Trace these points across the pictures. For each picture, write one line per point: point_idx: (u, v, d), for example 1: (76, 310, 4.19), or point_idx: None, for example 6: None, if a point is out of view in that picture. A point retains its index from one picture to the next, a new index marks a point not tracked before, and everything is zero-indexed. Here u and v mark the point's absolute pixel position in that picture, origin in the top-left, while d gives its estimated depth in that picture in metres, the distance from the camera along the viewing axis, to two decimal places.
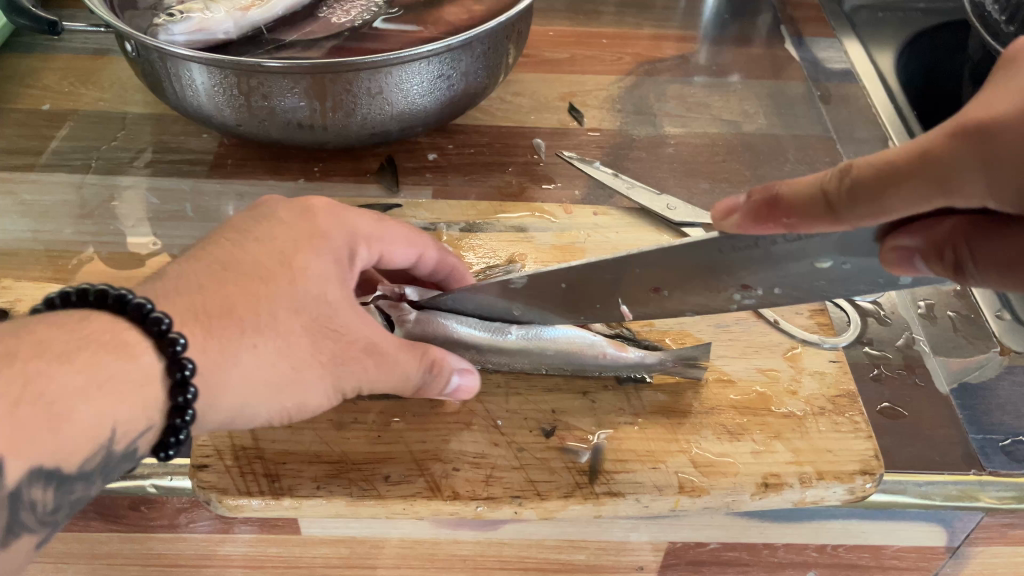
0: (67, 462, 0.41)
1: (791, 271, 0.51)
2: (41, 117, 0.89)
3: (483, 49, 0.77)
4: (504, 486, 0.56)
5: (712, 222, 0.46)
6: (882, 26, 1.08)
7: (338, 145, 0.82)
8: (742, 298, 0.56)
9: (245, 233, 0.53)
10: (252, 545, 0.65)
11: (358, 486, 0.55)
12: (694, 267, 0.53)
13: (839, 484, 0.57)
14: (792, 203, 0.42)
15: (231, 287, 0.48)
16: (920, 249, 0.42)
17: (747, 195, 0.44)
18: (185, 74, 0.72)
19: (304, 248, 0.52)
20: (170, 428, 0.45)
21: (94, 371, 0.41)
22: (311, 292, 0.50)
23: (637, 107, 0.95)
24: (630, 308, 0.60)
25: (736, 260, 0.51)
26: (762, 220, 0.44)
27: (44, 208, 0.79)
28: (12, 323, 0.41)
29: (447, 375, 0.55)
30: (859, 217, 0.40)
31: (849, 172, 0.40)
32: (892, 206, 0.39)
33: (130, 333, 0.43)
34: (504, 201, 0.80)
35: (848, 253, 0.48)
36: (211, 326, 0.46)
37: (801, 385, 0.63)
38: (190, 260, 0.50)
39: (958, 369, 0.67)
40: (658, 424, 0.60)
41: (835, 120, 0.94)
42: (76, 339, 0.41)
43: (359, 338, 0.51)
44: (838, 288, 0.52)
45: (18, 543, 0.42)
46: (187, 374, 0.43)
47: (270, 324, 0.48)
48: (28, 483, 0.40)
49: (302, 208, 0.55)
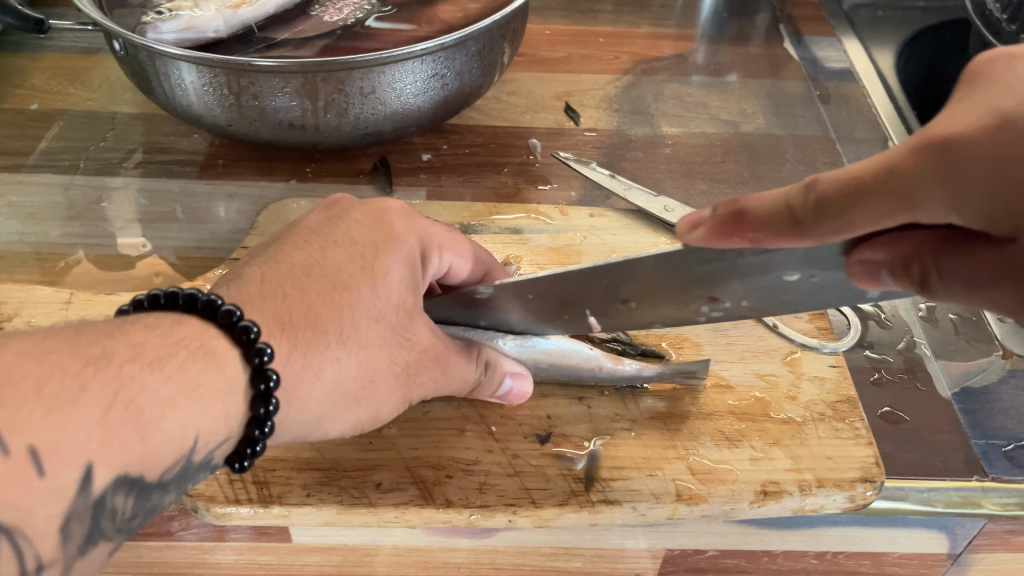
0: (151, 469, 0.38)
1: (760, 284, 0.48)
2: (30, 117, 0.87)
3: (477, 48, 0.76)
4: (498, 494, 0.55)
5: (678, 235, 0.45)
6: (882, 25, 1.07)
7: (331, 145, 0.81)
8: (710, 310, 0.53)
9: (321, 236, 0.51)
10: (242, 553, 0.64)
11: (349, 494, 0.54)
12: (658, 279, 0.50)
13: (839, 492, 0.56)
14: (756, 218, 0.40)
15: (314, 294, 0.47)
16: (886, 263, 0.38)
17: (713, 209, 0.43)
18: (174, 73, 0.71)
19: (381, 254, 0.51)
20: (246, 438, 0.43)
21: (183, 379, 0.39)
22: (387, 302, 0.49)
23: (634, 107, 0.93)
24: (597, 321, 0.57)
25: (701, 273, 0.48)
26: (729, 235, 0.42)
27: (32, 209, 0.78)
28: (101, 323, 0.39)
29: (500, 375, 0.57)
30: (825, 234, 0.38)
31: (814, 188, 0.38)
32: (856, 224, 0.36)
33: (219, 341, 0.42)
34: (499, 202, 0.79)
35: (814, 266, 0.43)
36: (299, 337, 0.45)
37: (800, 390, 0.62)
38: (269, 265, 0.49)
39: (959, 372, 0.66)
40: (656, 430, 0.59)
41: (834, 120, 0.93)
42: (168, 345, 0.39)
43: (429, 346, 0.52)
44: (811, 302, 0.47)
45: (94, 551, 0.39)
46: (271, 386, 0.42)
47: (353, 336, 0.47)
48: (112, 491, 0.37)
49: (376, 211, 0.54)
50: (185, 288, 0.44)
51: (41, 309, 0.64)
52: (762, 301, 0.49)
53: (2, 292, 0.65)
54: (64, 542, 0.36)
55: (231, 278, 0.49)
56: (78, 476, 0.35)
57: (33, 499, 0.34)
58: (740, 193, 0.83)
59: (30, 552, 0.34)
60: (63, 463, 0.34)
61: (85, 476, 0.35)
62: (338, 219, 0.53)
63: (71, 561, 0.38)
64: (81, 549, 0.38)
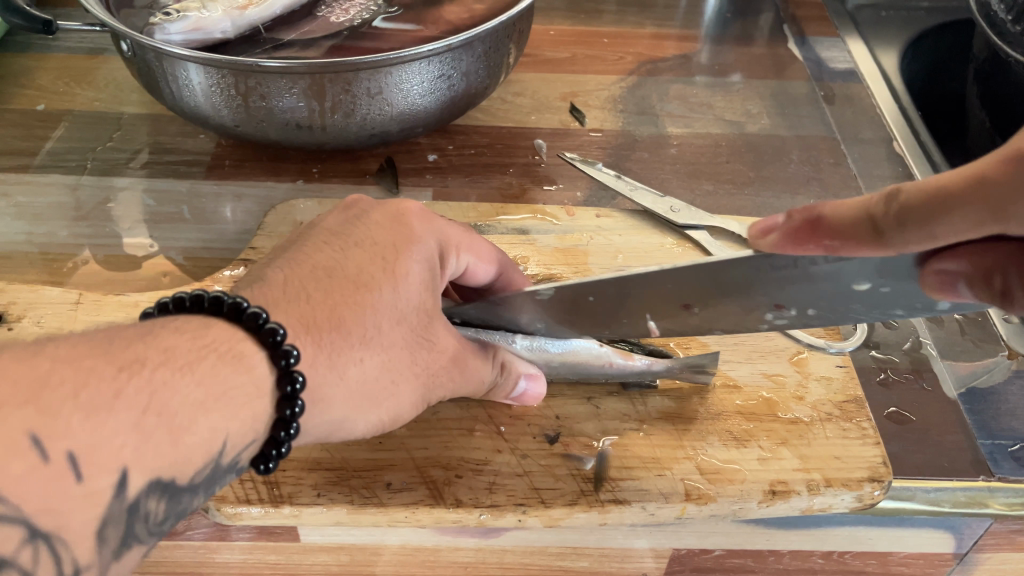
0: (182, 473, 0.39)
1: (825, 292, 0.47)
2: (36, 118, 0.87)
3: (484, 48, 0.76)
4: (507, 494, 0.55)
5: (748, 239, 0.45)
6: (886, 26, 1.07)
7: (338, 146, 0.81)
8: (773, 318, 0.52)
9: (340, 238, 0.52)
10: (250, 553, 0.64)
11: (359, 494, 0.54)
12: (720, 284, 0.49)
13: (847, 491, 0.56)
14: (836, 225, 0.40)
15: (337, 296, 0.47)
16: (966, 274, 0.38)
17: (787, 215, 0.42)
18: (182, 74, 0.71)
19: (401, 255, 0.51)
20: (272, 440, 0.43)
21: (213, 383, 0.39)
22: (407, 303, 0.50)
23: (639, 107, 0.94)
24: (657, 324, 0.57)
25: (769, 279, 0.47)
26: (803, 242, 0.42)
27: (39, 210, 0.78)
28: (131, 326, 0.39)
29: (515, 377, 0.57)
30: (907, 243, 0.37)
31: (896, 197, 0.37)
32: (942, 233, 0.36)
33: (246, 344, 0.42)
34: (505, 203, 0.79)
35: (888, 277, 0.43)
36: (323, 338, 0.45)
37: (807, 390, 0.63)
38: (289, 267, 0.49)
39: (965, 372, 0.66)
40: (664, 430, 0.59)
41: (839, 121, 0.94)
42: (197, 349, 0.40)
43: (448, 348, 0.52)
44: (875, 311, 0.47)
45: (128, 554, 0.39)
46: (298, 388, 0.42)
47: (376, 337, 0.47)
48: (146, 495, 0.38)
49: (394, 213, 0.54)
50: (210, 291, 0.44)
51: (50, 309, 0.64)
52: (823, 309, 0.49)
53: (12, 292, 0.65)
54: (100, 545, 0.37)
55: (251, 281, 0.48)
56: (114, 481, 0.35)
57: (70, 504, 0.34)
58: (745, 194, 0.83)
59: (66, 556, 0.35)
60: (99, 468, 0.34)
61: (120, 481, 0.36)
62: (355, 221, 0.54)
63: (107, 564, 0.38)
64: (115, 552, 0.38)
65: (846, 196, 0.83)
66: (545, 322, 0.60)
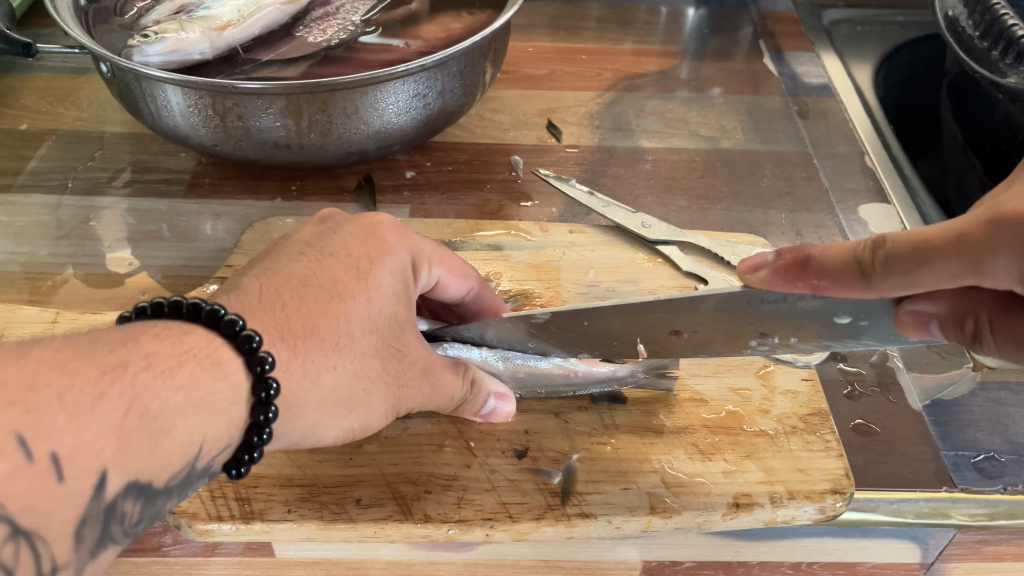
0: (159, 476, 0.40)
1: (811, 323, 0.53)
2: (19, 138, 0.89)
3: (460, 67, 0.78)
4: (475, 508, 0.56)
5: (740, 275, 0.50)
6: (862, 41, 1.08)
7: (315, 164, 0.82)
8: (757, 344, 0.57)
9: (316, 248, 0.52)
10: (229, 568, 0.65)
11: (329, 509, 0.55)
12: (722, 317, 0.54)
13: (809, 504, 0.57)
14: (823, 267, 0.45)
15: (311, 304, 0.48)
16: (939, 316, 0.45)
17: (777, 253, 0.47)
18: (160, 95, 0.72)
19: (375, 266, 0.52)
20: (245, 444, 0.44)
21: (192, 388, 0.40)
22: (380, 313, 0.51)
23: (615, 123, 0.95)
24: (646, 347, 0.60)
25: (763, 314, 0.53)
26: (791, 280, 0.47)
27: (21, 229, 0.79)
28: (115, 331, 0.40)
29: (485, 395, 0.59)
30: (888, 288, 0.42)
31: (882, 244, 0.42)
32: (922, 280, 0.40)
33: (224, 351, 0.42)
34: (481, 218, 0.81)
35: (868, 313, 0.50)
36: (298, 344, 0.46)
37: (773, 403, 0.64)
38: (266, 274, 0.50)
39: (931, 385, 0.67)
40: (631, 443, 0.60)
41: (812, 135, 0.95)
42: (178, 353, 0.40)
43: (418, 361, 0.53)
44: (847, 341, 0.54)
45: (104, 553, 0.40)
46: (271, 394, 0.43)
47: (349, 346, 0.48)
48: (123, 496, 0.39)
49: (369, 225, 0.55)
50: (188, 297, 0.45)
51: (29, 328, 0.65)
52: (806, 336, 0.55)
53: None
54: (77, 544, 0.38)
55: (229, 287, 0.49)
56: (93, 483, 0.36)
57: (52, 503, 0.36)
58: (718, 208, 0.84)
59: (46, 554, 0.36)
60: (80, 469, 0.36)
61: (99, 482, 0.37)
62: (330, 232, 0.54)
63: (83, 563, 0.39)
64: (92, 551, 0.39)
65: (817, 210, 0.84)
66: (505, 335, 0.63)
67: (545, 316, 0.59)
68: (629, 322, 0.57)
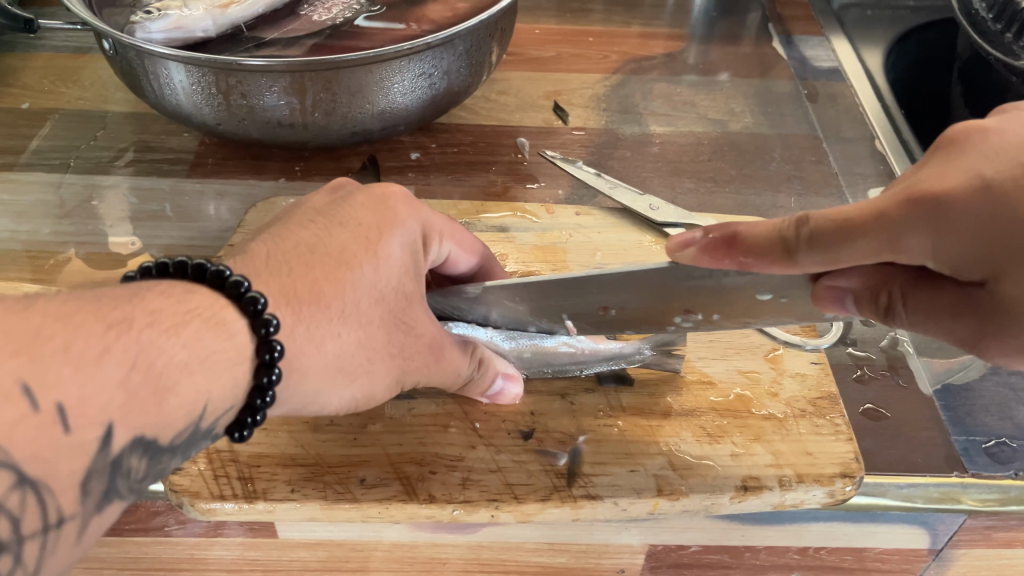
0: (165, 432, 0.39)
1: (734, 300, 0.52)
2: (21, 117, 0.88)
3: (466, 46, 0.77)
4: (481, 489, 0.55)
5: (668, 254, 0.48)
6: (872, 24, 1.07)
7: (319, 143, 0.81)
8: (681, 322, 0.56)
9: (325, 217, 0.52)
10: (231, 549, 0.64)
11: (333, 489, 0.55)
12: (644, 290, 0.54)
13: (819, 487, 0.56)
14: (750, 244, 0.44)
15: (318, 271, 0.47)
16: (854, 291, 0.44)
17: (703, 232, 0.47)
18: (163, 72, 0.71)
19: (384, 236, 0.51)
20: (247, 408, 0.43)
21: (196, 347, 0.39)
22: (386, 284, 0.50)
23: (622, 106, 0.94)
24: (575, 324, 0.60)
25: (688, 290, 0.52)
26: (719, 257, 0.46)
27: (23, 208, 0.78)
28: (119, 288, 0.40)
29: (492, 375, 0.58)
30: (811, 263, 0.41)
31: (806, 223, 0.41)
32: (845, 257, 0.40)
33: (229, 312, 0.42)
34: (487, 200, 0.80)
35: (787, 289, 0.49)
36: (303, 310, 0.46)
37: (781, 386, 0.63)
38: (274, 240, 0.49)
39: (942, 369, 0.66)
40: (639, 425, 0.60)
41: (822, 119, 0.94)
42: (182, 312, 0.40)
43: (425, 334, 0.53)
44: (768, 318, 0.52)
45: (109, 509, 0.39)
46: (275, 356, 0.42)
47: (354, 314, 0.48)
48: (129, 451, 0.38)
49: (380, 195, 0.54)
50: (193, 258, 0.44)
51: None
52: (729, 314, 0.54)
53: None
54: (83, 496, 0.37)
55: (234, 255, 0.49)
56: (100, 436, 0.36)
57: (58, 454, 0.35)
58: (726, 192, 0.83)
59: (51, 504, 0.35)
60: (86, 420, 0.35)
61: (105, 436, 0.36)
62: (341, 202, 0.54)
63: (88, 516, 0.38)
64: (97, 505, 0.38)
65: (826, 194, 0.83)
66: (513, 317, 0.61)
67: (477, 290, 0.58)
68: (559, 299, 0.57)
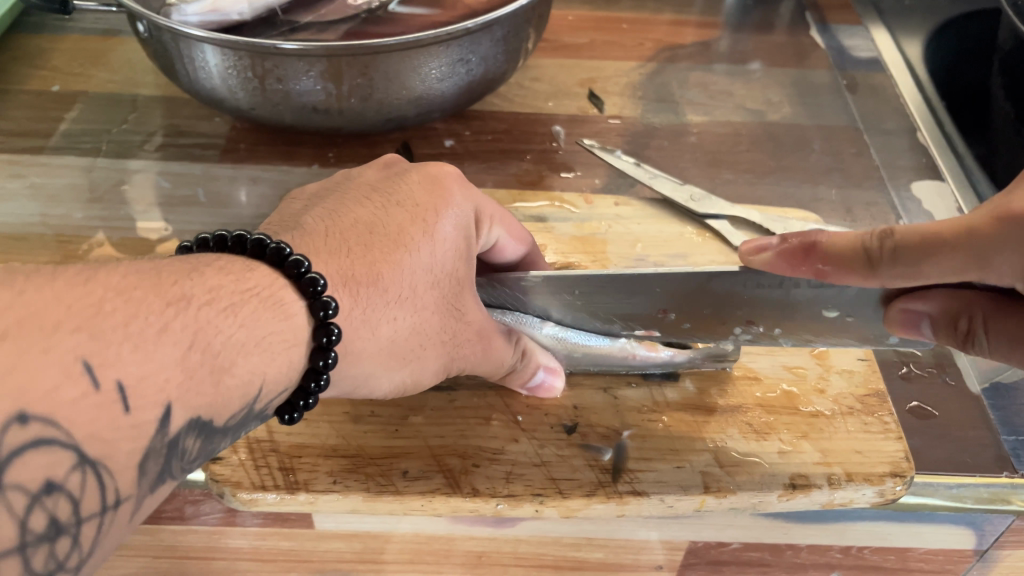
0: (220, 413, 0.39)
1: (801, 316, 0.56)
2: (50, 99, 0.87)
3: (504, 32, 0.75)
4: (525, 483, 0.54)
5: (744, 258, 0.52)
6: (909, 14, 1.06)
7: (353, 129, 0.80)
8: (739, 334, 0.59)
9: (382, 194, 0.53)
10: (263, 539, 0.64)
11: (375, 481, 0.54)
12: (717, 298, 0.56)
13: (869, 486, 0.55)
14: (830, 252, 0.47)
15: (376, 252, 0.48)
16: (930, 314, 0.48)
17: (781, 238, 0.50)
18: (198, 56, 0.70)
19: (440, 216, 0.51)
20: (301, 390, 0.45)
21: (253, 327, 0.40)
22: (441, 266, 0.51)
23: (659, 95, 0.92)
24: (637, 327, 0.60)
25: (759, 299, 0.55)
26: (796, 263, 0.49)
27: (54, 191, 0.77)
28: (179, 263, 0.40)
29: (535, 366, 0.57)
30: (892, 275, 0.45)
31: (891, 235, 0.45)
32: (929, 271, 0.44)
33: (287, 292, 0.43)
34: (523, 189, 0.79)
35: (858, 307, 0.53)
36: (360, 292, 0.47)
37: (828, 383, 0.62)
38: (332, 217, 0.50)
39: (989, 367, 0.64)
40: (683, 419, 0.59)
41: (861, 110, 0.92)
42: (241, 292, 0.41)
43: (474, 321, 0.53)
44: (830, 337, 0.57)
45: (161, 489, 0.39)
46: (333, 339, 0.44)
47: (409, 298, 0.49)
48: (185, 433, 0.37)
49: (435, 175, 0.54)
50: (253, 233, 0.45)
51: None
52: (789, 327, 0.57)
53: None
54: (140, 478, 0.36)
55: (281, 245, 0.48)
56: (157, 416, 0.35)
57: (116, 434, 0.34)
58: (765, 183, 0.82)
59: (110, 485, 0.35)
60: (144, 400, 0.34)
61: (163, 416, 0.35)
62: (397, 178, 0.54)
63: (143, 498, 0.37)
64: (152, 486, 0.37)
65: (868, 186, 0.82)
66: (744, 325, 0.58)
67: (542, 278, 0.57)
68: (632, 298, 0.57)
